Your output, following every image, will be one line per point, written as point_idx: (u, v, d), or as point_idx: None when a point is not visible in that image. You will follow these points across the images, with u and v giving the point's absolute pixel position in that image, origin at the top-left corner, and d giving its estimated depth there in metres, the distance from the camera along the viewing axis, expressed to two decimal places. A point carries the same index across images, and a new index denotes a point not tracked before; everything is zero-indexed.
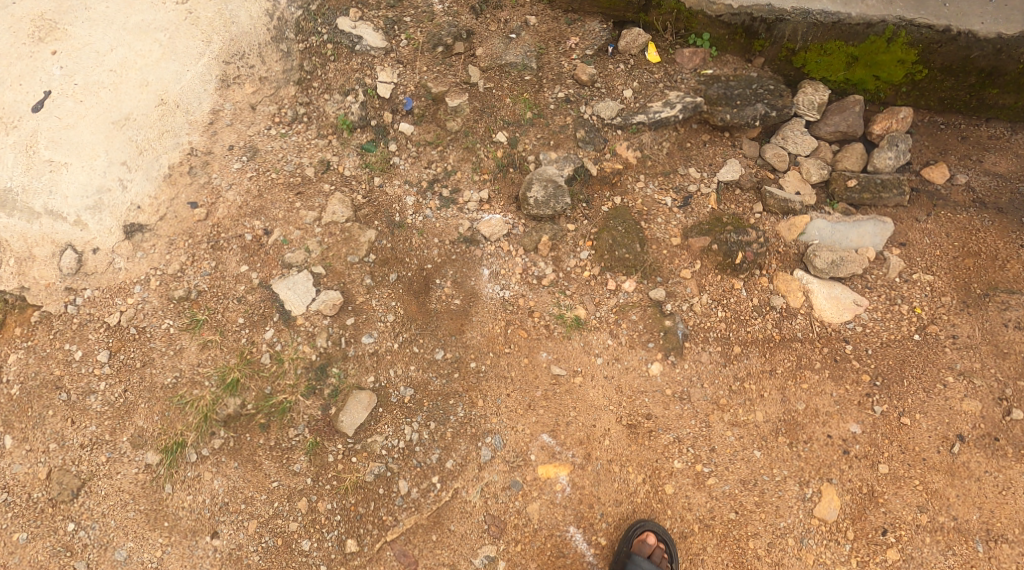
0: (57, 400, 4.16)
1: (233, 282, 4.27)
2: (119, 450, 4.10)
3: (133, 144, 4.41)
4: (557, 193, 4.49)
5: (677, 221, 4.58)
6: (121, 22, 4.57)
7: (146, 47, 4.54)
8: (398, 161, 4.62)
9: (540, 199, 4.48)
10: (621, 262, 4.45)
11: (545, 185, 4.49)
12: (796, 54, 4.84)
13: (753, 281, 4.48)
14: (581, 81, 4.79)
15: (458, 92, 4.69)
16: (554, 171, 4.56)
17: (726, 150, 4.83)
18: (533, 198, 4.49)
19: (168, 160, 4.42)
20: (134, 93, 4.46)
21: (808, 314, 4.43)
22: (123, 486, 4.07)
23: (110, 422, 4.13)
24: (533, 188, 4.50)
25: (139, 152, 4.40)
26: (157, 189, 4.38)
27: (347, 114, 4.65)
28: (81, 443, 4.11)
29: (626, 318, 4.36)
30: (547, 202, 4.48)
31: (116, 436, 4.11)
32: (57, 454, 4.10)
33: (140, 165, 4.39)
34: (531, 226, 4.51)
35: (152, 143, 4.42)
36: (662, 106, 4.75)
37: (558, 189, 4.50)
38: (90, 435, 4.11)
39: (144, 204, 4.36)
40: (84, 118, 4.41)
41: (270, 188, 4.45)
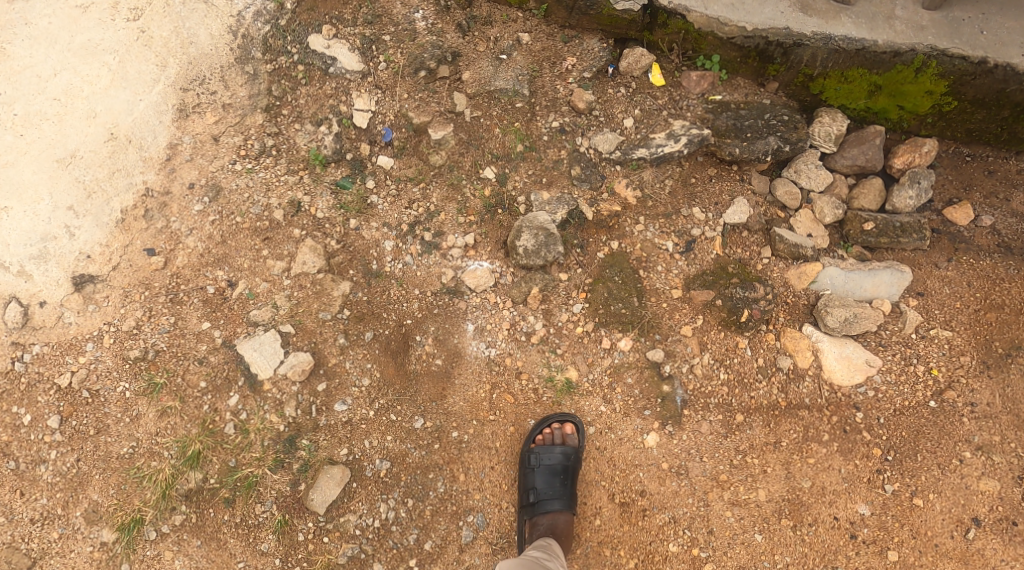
0: (5, 469, 3.85)
1: (195, 341, 3.92)
2: (72, 526, 3.82)
3: (80, 185, 4.03)
4: (549, 241, 4.12)
5: (678, 269, 4.20)
6: (66, 41, 4.13)
7: (93, 71, 4.12)
8: (375, 199, 4.21)
9: (530, 249, 4.11)
10: (617, 318, 4.10)
11: (537, 234, 4.12)
12: (813, 81, 4.40)
13: (759, 339, 4.12)
14: (578, 108, 4.36)
15: (442, 122, 4.27)
16: (548, 218, 4.17)
17: (733, 186, 4.40)
18: (522, 248, 4.11)
19: (120, 203, 4.04)
20: (81, 126, 4.07)
21: (817, 376, 4.10)
22: (77, 564, 3.81)
23: (62, 495, 3.83)
24: (523, 237, 4.12)
25: (87, 195, 4.02)
26: (108, 235, 4.01)
27: (319, 147, 4.23)
28: (31, 517, 3.82)
29: (622, 382, 4.03)
30: (538, 252, 4.11)
31: (69, 510, 3.82)
32: (6, 529, 3.82)
33: (89, 210, 4.02)
34: (518, 276, 4.14)
35: (102, 185, 4.04)
36: (666, 138, 4.33)
37: (552, 237, 4.13)
38: (41, 509, 3.82)
39: (94, 253, 3.99)
40: (26, 154, 4.03)
41: (234, 234, 4.06)
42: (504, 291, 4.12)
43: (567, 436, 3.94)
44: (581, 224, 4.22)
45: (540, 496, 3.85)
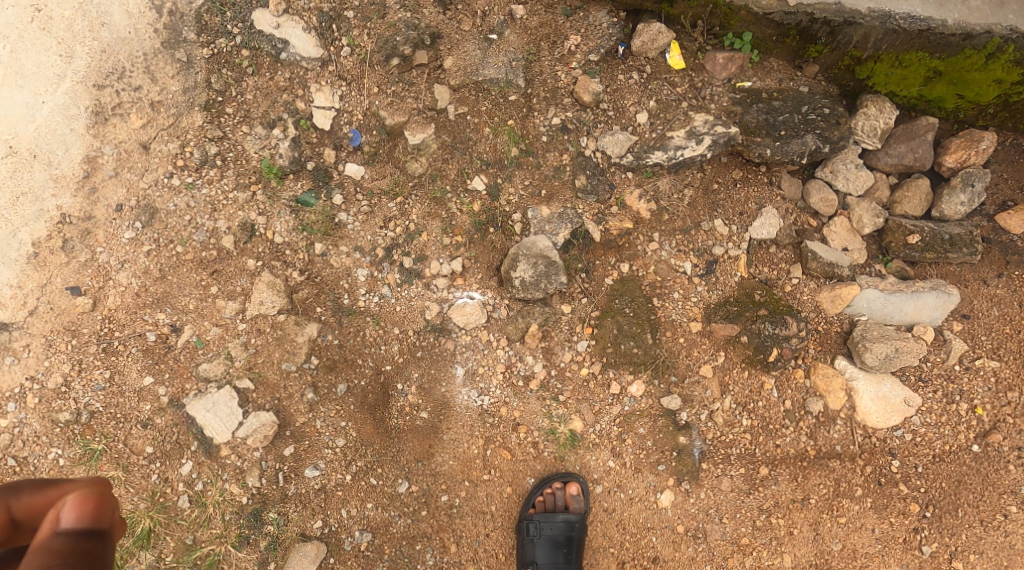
0: None
1: (137, 401, 3.35)
2: None
3: None
4: (550, 271, 3.52)
5: (697, 296, 3.65)
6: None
7: None
8: (343, 217, 3.57)
9: (528, 281, 3.51)
10: (628, 359, 3.56)
11: (535, 263, 3.51)
12: (862, 64, 3.70)
13: (787, 378, 3.61)
14: (582, 101, 3.66)
15: (420, 123, 3.58)
16: (550, 243, 3.54)
17: (760, 192, 3.79)
18: (517, 280, 3.52)
19: (30, 234, 3.38)
20: None
21: (850, 419, 3.62)
22: None
23: None
24: (518, 266, 3.51)
25: None
26: (19, 274, 3.38)
27: (273, 157, 3.53)
28: None
29: (633, 433, 3.54)
30: (537, 285, 3.52)
31: None
32: None
33: None
34: (517, 310, 3.56)
35: (6, 212, 3.38)
36: (686, 139, 3.66)
37: (553, 266, 3.52)
38: None
39: (4, 296, 3.37)
40: None
41: (175, 267, 3.43)
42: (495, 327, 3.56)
43: (571, 499, 3.52)
44: (584, 245, 3.62)
45: None
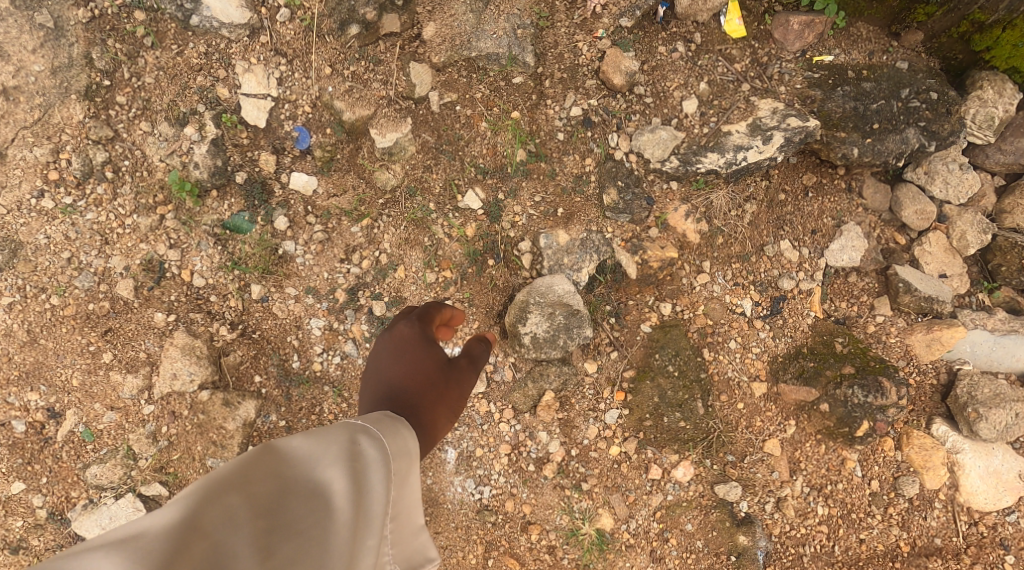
0: None
1: (5, 512, 2.56)
2: None
3: None
4: (571, 321, 2.63)
5: (759, 347, 2.76)
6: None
7: None
8: (288, 247, 2.61)
9: (541, 336, 2.63)
10: (673, 436, 2.71)
11: (551, 312, 2.63)
12: (982, 33, 2.71)
13: (873, 452, 2.77)
14: (610, 84, 2.68)
15: (392, 119, 2.60)
16: (569, 283, 2.66)
17: (839, 203, 2.84)
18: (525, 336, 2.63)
19: None
20: None
21: (951, 503, 2.81)
22: None
23: None
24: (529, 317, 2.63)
25: None
26: None
27: (185, 168, 2.52)
28: None
29: (677, 530, 2.73)
30: (553, 340, 2.63)
31: None
32: None
33: None
34: (527, 374, 2.68)
35: None
36: (749, 136, 2.71)
37: (574, 315, 2.64)
38: None
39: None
40: None
41: (50, 328, 2.51)
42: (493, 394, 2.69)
43: None
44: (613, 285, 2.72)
45: None
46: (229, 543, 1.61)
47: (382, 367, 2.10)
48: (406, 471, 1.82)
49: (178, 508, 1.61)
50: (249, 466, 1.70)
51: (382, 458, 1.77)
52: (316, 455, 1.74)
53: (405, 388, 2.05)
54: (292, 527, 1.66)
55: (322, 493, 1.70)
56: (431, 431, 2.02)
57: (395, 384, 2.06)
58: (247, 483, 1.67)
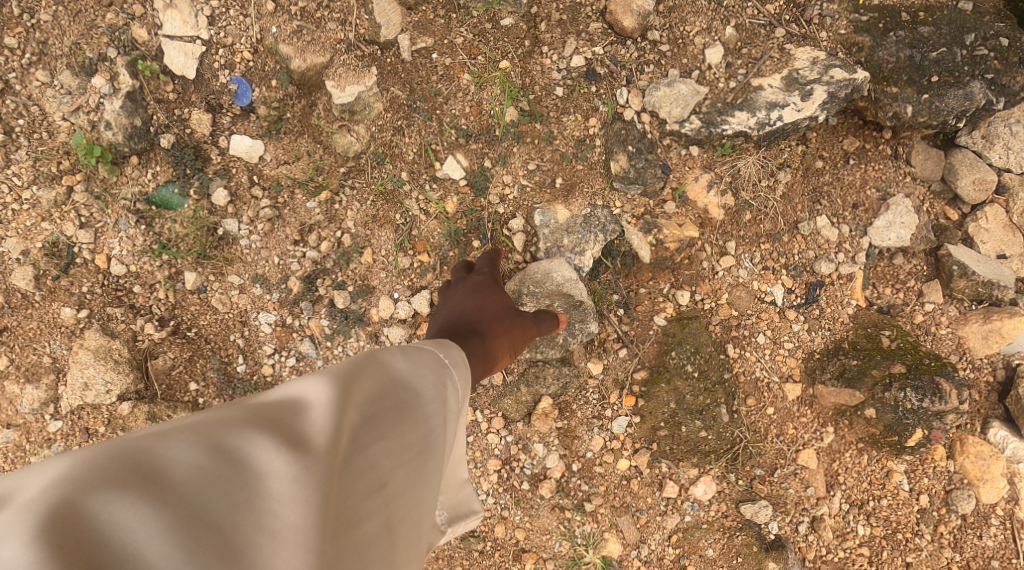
0: None
1: None
2: None
3: None
4: (572, 315, 2.24)
5: (791, 341, 2.35)
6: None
7: None
8: (230, 227, 2.16)
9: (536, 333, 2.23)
10: (691, 447, 2.30)
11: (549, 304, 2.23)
12: None
13: (922, 463, 2.36)
14: (617, 27, 2.24)
15: (353, 69, 2.15)
16: (570, 268, 2.24)
17: (884, 171, 2.40)
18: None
19: None
20: None
21: (1010, 518, 2.40)
22: None
23: None
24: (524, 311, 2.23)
25: None
26: None
27: (95, 128, 2.06)
28: None
29: (696, 556, 2.33)
30: (549, 340, 2.23)
31: None
32: None
33: None
34: (519, 376, 2.26)
35: None
36: (784, 91, 2.27)
37: (577, 307, 2.24)
38: None
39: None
40: None
41: None
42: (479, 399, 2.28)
43: None
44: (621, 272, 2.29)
45: None
46: (365, 455, 1.47)
47: (456, 297, 2.00)
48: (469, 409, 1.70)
49: (326, 400, 1.44)
50: (377, 367, 1.53)
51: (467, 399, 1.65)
52: (440, 369, 1.59)
53: (480, 318, 1.90)
54: (412, 447, 1.52)
55: (428, 420, 1.54)
56: (490, 353, 1.84)
57: (467, 307, 1.93)
58: (383, 386, 1.51)
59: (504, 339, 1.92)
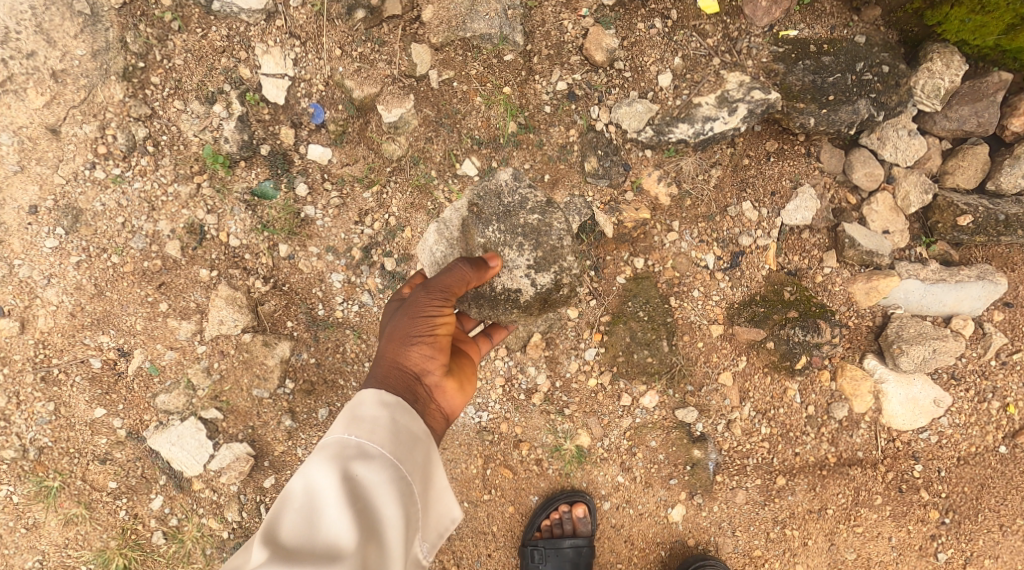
0: None
1: (89, 434, 2.91)
2: None
3: None
4: (514, 200, 3.03)
5: (719, 295, 3.19)
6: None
7: None
8: (309, 212, 2.98)
9: (512, 246, 3.00)
10: (641, 369, 3.16)
11: (492, 222, 3.00)
12: (932, 9, 3.12)
13: (811, 382, 3.25)
14: (593, 60, 3.02)
15: (396, 95, 2.94)
16: (462, 203, 3.03)
17: (797, 167, 3.23)
18: (503, 279, 3.01)
19: None
20: None
21: (874, 422, 3.31)
22: None
23: None
24: (486, 230, 3.00)
25: None
26: None
27: (217, 142, 2.87)
28: None
29: (643, 446, 3.21)
30: (543, 249, 3.03)
31: None
32: None
33: None
34: (527, 302, 3.03)
35: None
36: (717, 108, 3.06)
37: (509, 190, 3.03)
38: None
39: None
40: None
41: (114, 281, 2.87)
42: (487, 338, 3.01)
43: (578, 522, 3.21)
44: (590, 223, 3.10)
45: None
46: None
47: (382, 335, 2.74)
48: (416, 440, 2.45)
49: None
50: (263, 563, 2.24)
51: (381, 481, 2.35)
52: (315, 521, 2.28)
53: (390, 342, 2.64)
54: None
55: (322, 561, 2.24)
56: (396, 372, 2.57)
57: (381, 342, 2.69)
58: None
59: (411, 341, 2.63)
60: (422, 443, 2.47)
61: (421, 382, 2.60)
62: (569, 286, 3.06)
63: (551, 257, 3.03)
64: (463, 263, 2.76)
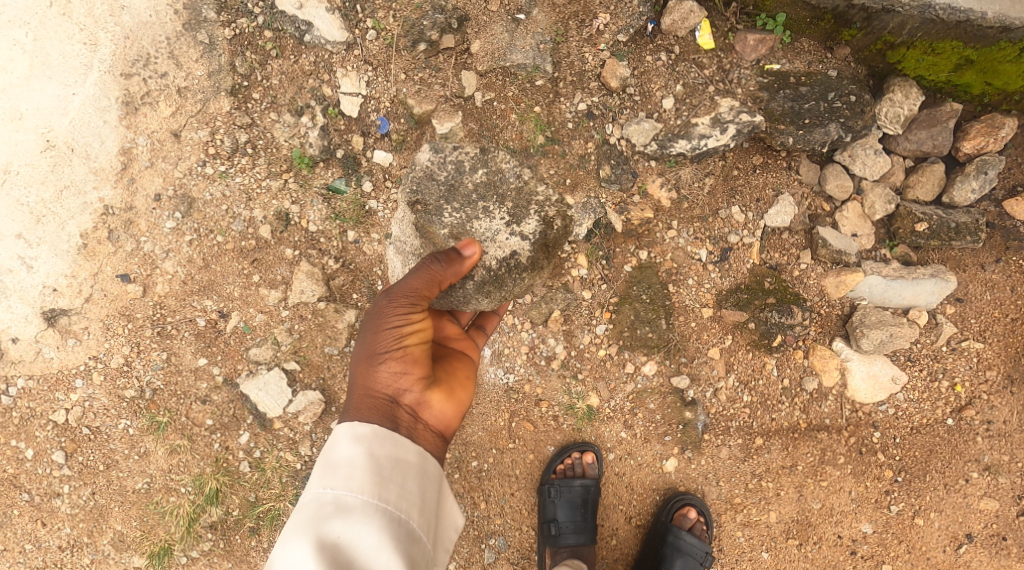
0: (20, 500, 3.75)
1: (193, 379, 3.66)
2: (102, 553, 3.77)
3: (27, 208, 3.53)
4: (447, 171, 3.42)
5: (710, 283, 3.82)
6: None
7: (5, 53, 3.49)
8: (373, 206, 3.64)
9: (482, 213, 3.39)
10: (643, 342, 3.81)
11: (443, 207, 3.38)
12: (893, 50, 3.74)
13: (787, 359, 3.88)
14: (609, 86, 3.69)
15: (448, 112, 3.62)
16: (406, 211, 3.43)
17: (778, 178, 3.86)
18: (495, 250, 3.38)
19: (78, 226, 3.55)
20: (10, 133, 3.51)
21: (840, 395, 3.92)
22: None
23: (84, 525, 3.76)
24: (443, 218, 3.37)
25: (38, 220, 3.54)
26: (72, 264, 3.57)
27: (303, 146, 3.61)
28: (59, 545, 3.78)
29: (643, 407, 3.84)
30: (514, 203, 3.43)
31: (95, 539, 3.76)
32: (36, 555, 3.79)
33: (43, 237, 3.55)
34: (532, 250, 3.41)
35: (52, 206, 3.54)
36: (710, 127, 3.71)
37: (437, 167, 3.43)
38: (67, 537, 3.77)
39: (60, 285, 3.58)
40: None
41: (218, 256, 3.62)
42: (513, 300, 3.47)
43: (587, 466, 3.86)
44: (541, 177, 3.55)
45: (561, 529, 3.81)
46: None
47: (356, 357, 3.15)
48: (401, 473, 2.87)
49: None
50: None
51: (362, 527, 2.76)
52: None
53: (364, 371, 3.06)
54: None
55: None
56: (375, 399, 3.01)
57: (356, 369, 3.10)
58: None
59: (383, 364, 3.05)
60: (409, 473, 2.89)
61: (397, 399, 3.03)
62: (553, 217, 3.46)
63: (522, 203, 3.43)
64: (434, 261, 3.13)
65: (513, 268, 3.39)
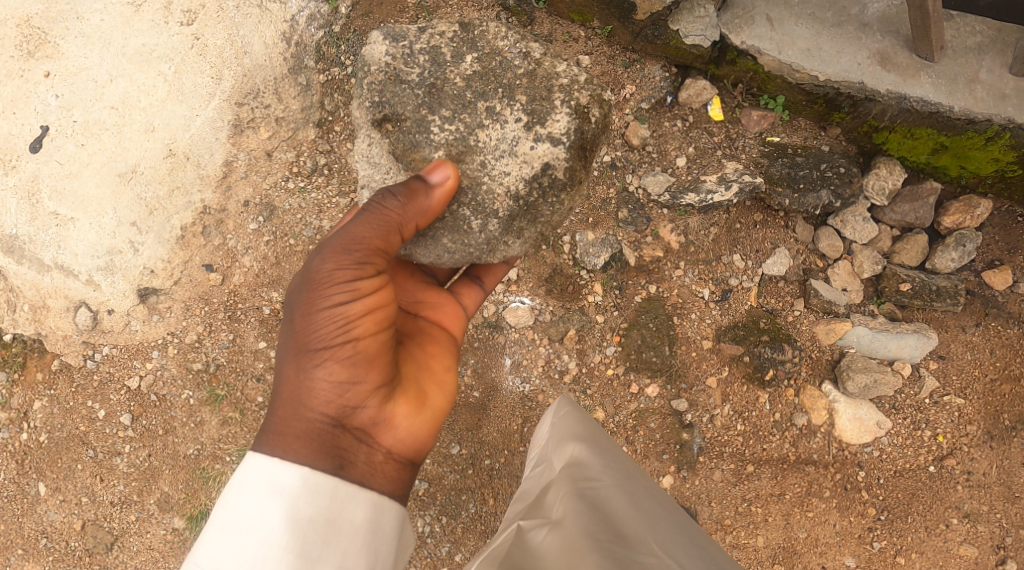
0: (85, 455, 4.33)
1: (252, 359, 4.30)
2: (147, 511, 4.32)
3: (141, 202, 4.30)
4: (419, 75, 3.38)
5: (711, 318, 4.31)
6: (120, 46, 4.32)
7: (149, 80, 4.31)
8: None
9: (488, 119, 3.34)
10: (647, 365, 4.26)
11: (432, 116, 3.35)
12: (878, 132, 4.27)
13: (778, 395, 4.30)
14: (631, 143, 4.33)
15: None
16: (376, 131, 3.42)
17: (776, 234, 4.37)
18: (525, 165, 3.33)
19: (180, 220, 4.32)
20: (139, 140, 4.30)
21: (828, 433, 4.31)
22: (153, 544, 4.33)
23: (137, 483, 4.32)
24: (432, 135, 3.34)
25: (150, 212, 4.30)
26: (169, 251, 4.31)
27: None
28: (111, 500, 4.33)
29: (644, 426, 4.26)
30: (530, 97, 3.35)
31: (144, 498, 4.32)
32: (89, 508, 4.34)
33: (152, 226, 4.30)
34: (566, 157, 3.33)
35: (163, 202, 4.31)
36: (717, 184, 4.25)
37: (406, 76, 3.38)
38: (120, 494, 4.33)
39: (157, 268, 4.30)
40: (88, 166, 4.30)
41: (288, 256, 4.32)
42: (551, 228, 3.47)
43: None
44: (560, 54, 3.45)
45: None
46: None
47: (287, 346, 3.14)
48: (330, 546, 2.91)
49: None
50: None
51: None
52: None
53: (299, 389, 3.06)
54: None
55: None
56: (312, 424, 3.03)
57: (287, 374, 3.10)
58: None
59: (322, 371, 3.06)
60: (343, 537, 2.94)
61: (337, 418, 3.06)
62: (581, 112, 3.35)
63: (541, 96, 3.35)
64: (386, 206, 3.12)
65: (548, 188, 3.36)
